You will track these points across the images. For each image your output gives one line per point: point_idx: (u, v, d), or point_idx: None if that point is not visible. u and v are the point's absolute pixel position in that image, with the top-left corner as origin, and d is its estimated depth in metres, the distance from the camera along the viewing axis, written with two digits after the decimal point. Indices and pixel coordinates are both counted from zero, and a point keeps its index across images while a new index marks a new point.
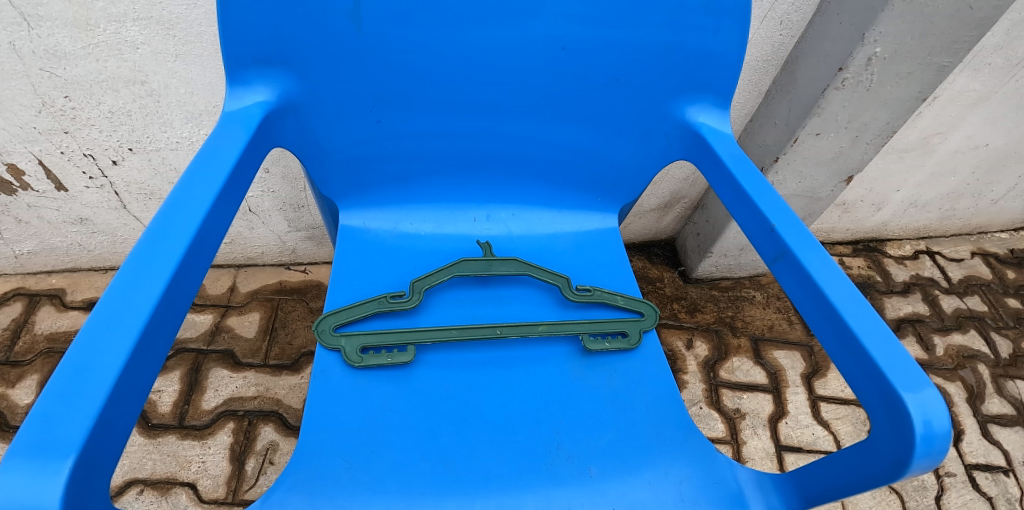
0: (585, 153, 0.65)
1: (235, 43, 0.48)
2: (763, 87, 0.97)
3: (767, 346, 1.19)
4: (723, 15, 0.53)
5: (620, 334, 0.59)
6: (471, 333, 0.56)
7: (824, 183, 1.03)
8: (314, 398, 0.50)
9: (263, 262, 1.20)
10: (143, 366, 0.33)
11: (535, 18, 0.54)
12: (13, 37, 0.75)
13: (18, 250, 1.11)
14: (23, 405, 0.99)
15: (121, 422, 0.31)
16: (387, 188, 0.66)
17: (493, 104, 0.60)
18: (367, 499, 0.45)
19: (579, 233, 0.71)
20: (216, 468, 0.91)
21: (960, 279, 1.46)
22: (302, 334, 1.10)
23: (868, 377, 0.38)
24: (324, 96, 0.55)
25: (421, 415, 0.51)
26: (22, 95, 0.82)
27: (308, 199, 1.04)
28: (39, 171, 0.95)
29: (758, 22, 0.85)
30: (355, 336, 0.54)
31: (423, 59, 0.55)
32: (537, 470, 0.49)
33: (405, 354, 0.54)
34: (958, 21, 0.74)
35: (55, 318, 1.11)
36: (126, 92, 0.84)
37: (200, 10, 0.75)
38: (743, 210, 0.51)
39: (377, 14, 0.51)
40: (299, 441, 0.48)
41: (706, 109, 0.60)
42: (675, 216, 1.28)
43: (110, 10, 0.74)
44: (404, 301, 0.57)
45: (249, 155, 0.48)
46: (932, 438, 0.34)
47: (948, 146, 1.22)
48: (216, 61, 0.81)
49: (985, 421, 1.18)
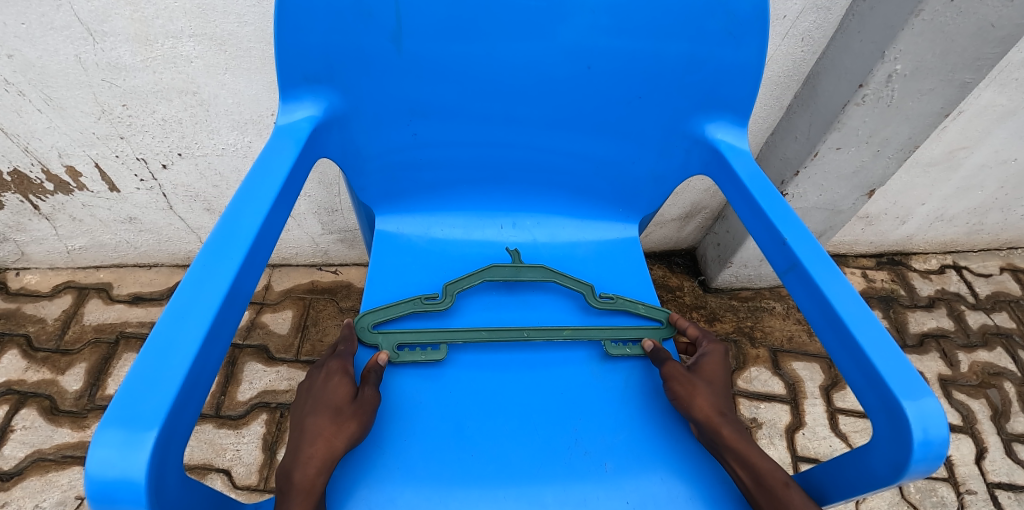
0: (609, 165, 0.68)
1: (289, 62, 0.53)
2: (785, 101, 0.99)
3: (786, 357, 1.19)
4: (740, 36, 0.56)
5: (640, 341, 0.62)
6: (499, 334, 0.60)
7: (845, 196, 1.04)
8: None
9: (296, 263, 1.26)
10: (211, 354, 0.37)
11: (562, 36, 0.57)
12: (79, 50, 0.82)
13: (71, 246, 1.19)
14: (71, 392, 1.06)
15: (193, 403, 0.35)
16: (419, 195, 0.70)
17: (520, 117, 0.63)
18: (398, 483, 0.49)
19: (600, 241, 0.74)
20: (250, 456, 0.97)
21: (988, 295, 1.44)
22: (332, 331, 1.15)
23: (870, 384, 0.41)
24: (366, 110, 0.59)
25: (449, 409, 0.55)
26: (84, 103, 0.89)
27: (341, 204, 1.09)
28: (95, 173, 1.02)
29: (779, 39, 0.87)
30: (391, 334, 0.58)
31: (456, 74, 0.59)
32: (556, 464, 0.52)
33: (438, 353, 0.58)
34: (980, 39, 0.75)
35: (102, 310, 1.18)
36: (178, 101, 0.90)
37: (250, 28, 0.80)
38: (759, 226, 0.54)
39: (416, 34, 0.55)
40: None
41: (724, 126, 0.63)
42: (695, 227, 1.30)
43: (169, 27, 0.80)
44: (437, 303, 0.61)
45: (299, 165, 0.53)
46: (930, 445, 0.37)
47: (975, 160, 1.21)
48: (263, 73, 0.86)
49: (1009, 440, 1.16)
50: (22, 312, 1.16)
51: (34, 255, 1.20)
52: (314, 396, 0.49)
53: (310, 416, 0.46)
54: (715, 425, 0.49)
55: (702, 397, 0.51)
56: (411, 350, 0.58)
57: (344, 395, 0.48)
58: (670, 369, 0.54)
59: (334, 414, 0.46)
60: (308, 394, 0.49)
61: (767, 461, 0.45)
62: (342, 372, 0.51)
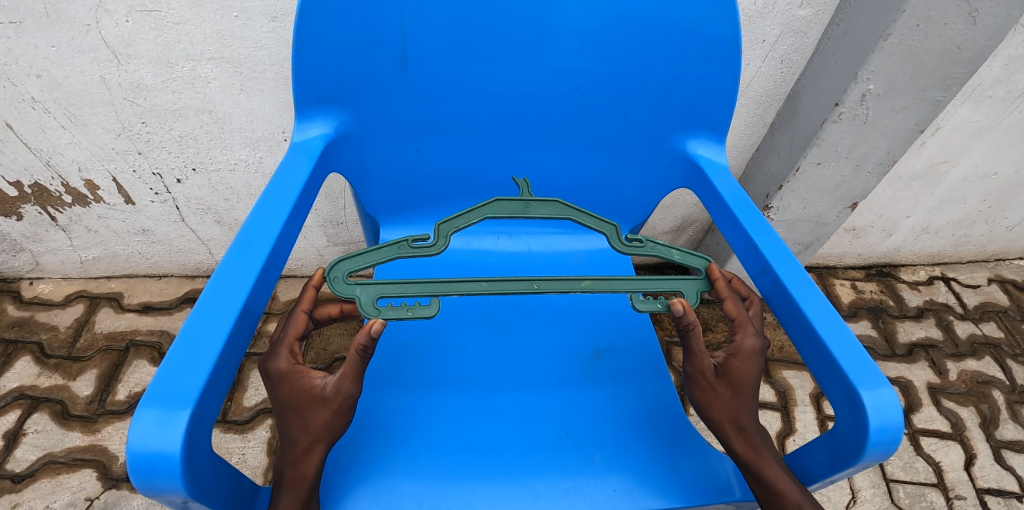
0: (599, 179, 0.72)
1: (305, 85, 0.59)
2: (768, 119, 1.04)
3: (776, 365, 1.23)
4: (716, 60, 0.61)
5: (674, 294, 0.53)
6: (504, 287, 0.49)
7: (829, 209, 1.08)
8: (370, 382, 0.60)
9: (301, 274, 1.30)
10: (236, 347, 0.41)
11: (554, 61, 0.62)
12: (104, 72, 0.87)
13: (84, 256, 1.24)
14: (83, 397, 1.10)
15: (219, 388, 0.39)
16: (422, 207, 0.74)
17: (516, 134, 0.68)
18: (403, 472, 0.53)
19: (592, 250, 0.78)
20: (255, 460, 1.00)
21: (976, 306, 1.48)
22: (336, 340, 1.19)
23: (833, 376, 0.44)
24: (374, 128, 0.64)
25: (450, 405, 0.59)
26: (106, 120, 0.95)
27: (346, 216, 1.14)
28: (112, 186, 1.07)
29: (759, 62, 0.92)
30: (371, 285, 0.48)
31: (456, 94, 0.64)
32: (549, 457, 0.56)
33: (428, 308, 0.47)
34: (948, 59, 0.80)
35: (113, 319, 1.22)
36: (195, 119, 0.95)
37: (265, 52, 0.86)
38: (735, 234, 0.58)
39: (420, 60, 0.60)
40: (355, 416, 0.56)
41: (704, 142, 0.67)
42: (687, 239, 1.34)
43: (189, 51, 0.85)
44: (428, 246, 0.50)
45: (312, 179, 0.58)
46: (885, 429, 0.41)
47: (956, 174, 1.26)
48: (276, 94, 0.92)
49: (997, 446, 1.19)
50: (35, 320, 1.20)
51: (48, 265, 1.25)
52: (279, 399, 0.44)
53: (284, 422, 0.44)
54: (730, 438, 0.49)
55: (724, 408, 0.49)
56: (395, 304, 0.47)
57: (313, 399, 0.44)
58: (693, 371, 0.50)
59: (303, 424, 0.44)
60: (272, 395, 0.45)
61: (785, 483, 0.46)
62: (302, 375, 0.44)
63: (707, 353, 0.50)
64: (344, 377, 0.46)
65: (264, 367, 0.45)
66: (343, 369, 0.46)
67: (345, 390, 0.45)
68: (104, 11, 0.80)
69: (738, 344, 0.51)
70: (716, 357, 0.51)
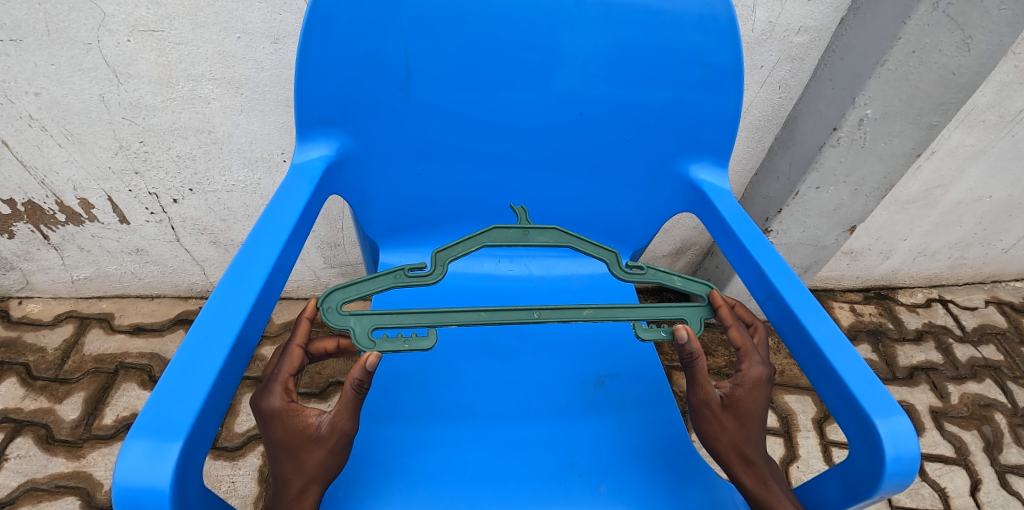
0: (600, 202, 0.72)
1: (307, 108, 0.58)
2: (765, 143, 1.05)
3: (777, 390, 1.21)
4: (717, 85, 0.61)
5: (678, 321, 0.52)
6: (505, 316, 0.48)
7: (827, 232, 1.08)
8: (371, 409, 0.58)
9: (296, 295, 1.28)
10: (231, 375, 0.40)
11: (556, 85, 0.62)
12: (104, 91, 0.87)
13: (76, 276, 1.22)
14: (69, 420, 1.06)
15: (212, 418, 0.37)
16: (421, 230, 0.73)
17: (517, 157, 0.68)
18: (402, 503, 0.51)
19: (593, 274, 0.77)
20: (245, 488, 0.97)
21: (974, 328, 1.47)
22: (330, 364, 1.17)
23: (845, 404, 0.43)
24: (375, 150, 0.64)
25: (450, 434, 0.57)
26: (103, 139, 0.94)
27: (343, 238, 1.13)
28: (107, 205, 1.06)
29: (757, 87, 0.94)
30: (365, 315, 0.47)
31: (459, 116, 0.63)
32: (552, 488, 0.54)
33: (426, 339, 0.46)
34: (942, 85, 0.81)
35: (102, 341, 1.20)
36: (194, 139, 0.95)
37: (267, 73, 0.86)
38: (740, 259, 0.58)
39: (423, 83, 0.60)
40: (355, 444, 0.54)
41: (706, 167, 0.68)
42: (686, 262, 1.34)
43: (190, 71, 0.85)
44: (425, 275, 0.49)
45: (312, 201, 0.57)
46: (902, 459, 0.39)
47: (951, 197, 1.27)
48: (276, 115, 0.92)
49: (1002, 471, 1.17)
50: (22, 341, 1.17)
51: (38, 284, 1.23)
52: (271, 439, 0.42)
53: (276, 461, 0.43)
54: (737, 473, 0.47)
55: (729, 441, 0.48)
56: (390, 336, 0.46)
57: (307, 437, 0.43)
58: (698, 403, 0.49)
59: (297, 465, 0.42)
60: (263, 433, 0.43)
61: None
62: (296, 413, 0.43)
63: (711, 384, 0.49)
64: (339, 414, 0.44)
65: (256, 405, 0.43)
66: (338, 406, 0.44)
67: (341, 427, 0.44)
68: (106, 30, 0.80)
69: (743, 374, 0.50)
70: (718, 389, 0.50)
